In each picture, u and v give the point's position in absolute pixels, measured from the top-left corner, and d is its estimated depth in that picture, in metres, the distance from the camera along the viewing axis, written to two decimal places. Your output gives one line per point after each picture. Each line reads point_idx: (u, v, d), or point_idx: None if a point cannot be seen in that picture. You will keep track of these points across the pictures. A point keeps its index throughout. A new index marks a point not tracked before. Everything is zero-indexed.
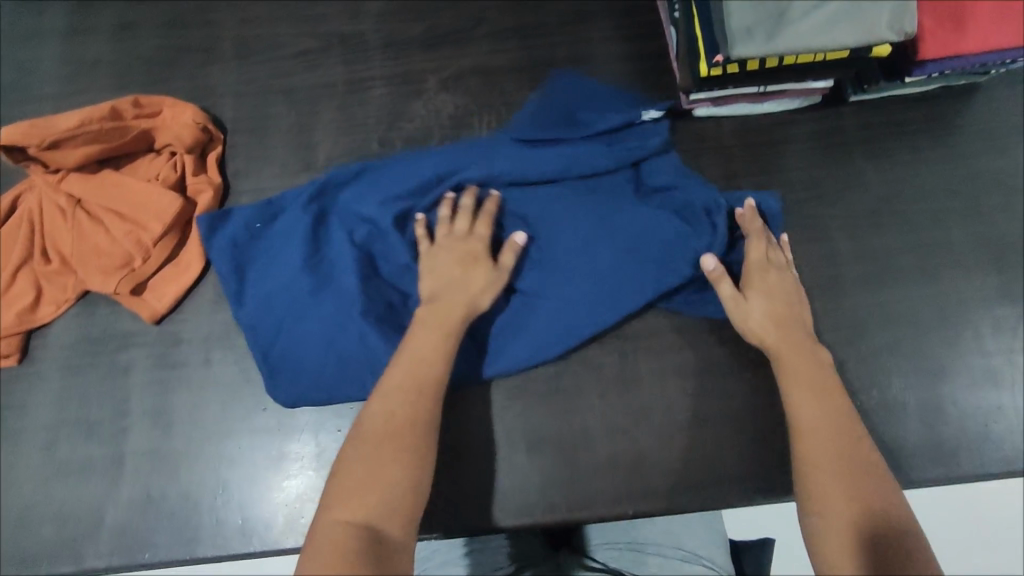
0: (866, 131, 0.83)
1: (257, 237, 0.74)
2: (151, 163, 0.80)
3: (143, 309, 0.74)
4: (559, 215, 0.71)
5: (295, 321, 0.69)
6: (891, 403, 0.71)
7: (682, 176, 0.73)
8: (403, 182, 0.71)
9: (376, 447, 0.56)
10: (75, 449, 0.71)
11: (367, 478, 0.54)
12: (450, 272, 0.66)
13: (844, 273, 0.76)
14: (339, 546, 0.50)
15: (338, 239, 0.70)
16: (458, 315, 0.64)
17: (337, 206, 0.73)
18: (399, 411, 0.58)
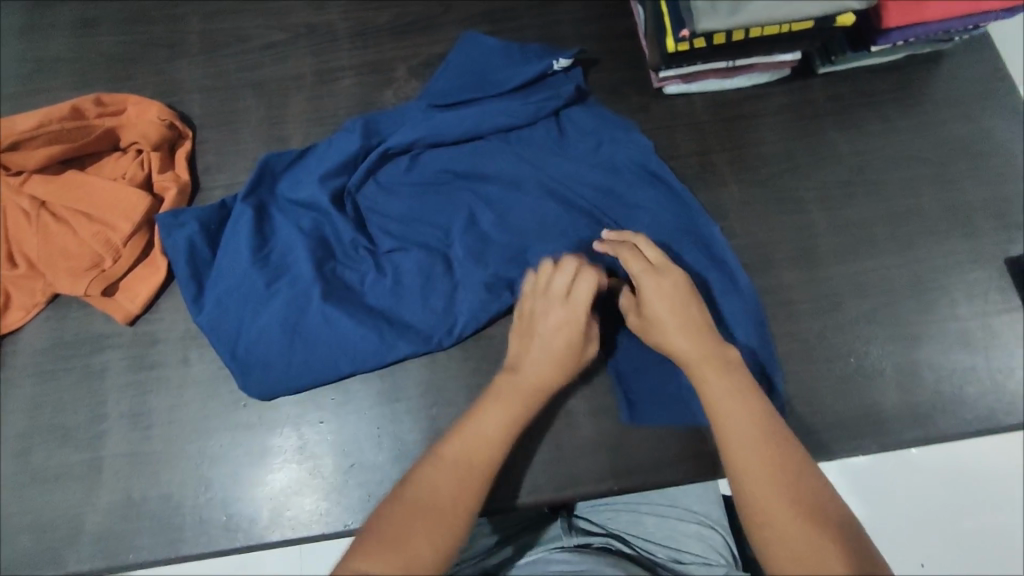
0: (836, 102, 0.83)
1: (212, 238, 0.73)
2: (117, 162, 0.78)
3: (116, 311, 0.73)
4: (496, 181, 0.74)
5: (256, 312, 0.69)
6: (870, 369, 0.72)
7: (603, 127, 0.76)
8: (332, 162, 0.74)
9: (416, 507, 0.53)
10: (52, 454, 0.69)
11: (399, 540, 0.51)
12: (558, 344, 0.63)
13: (820, 244, 0.77)
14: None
15: (286, 226, 0.72)
16: (534, 396, 0.61)
17: (276, 195, 0.75)
18: (455, 488, 0.54)
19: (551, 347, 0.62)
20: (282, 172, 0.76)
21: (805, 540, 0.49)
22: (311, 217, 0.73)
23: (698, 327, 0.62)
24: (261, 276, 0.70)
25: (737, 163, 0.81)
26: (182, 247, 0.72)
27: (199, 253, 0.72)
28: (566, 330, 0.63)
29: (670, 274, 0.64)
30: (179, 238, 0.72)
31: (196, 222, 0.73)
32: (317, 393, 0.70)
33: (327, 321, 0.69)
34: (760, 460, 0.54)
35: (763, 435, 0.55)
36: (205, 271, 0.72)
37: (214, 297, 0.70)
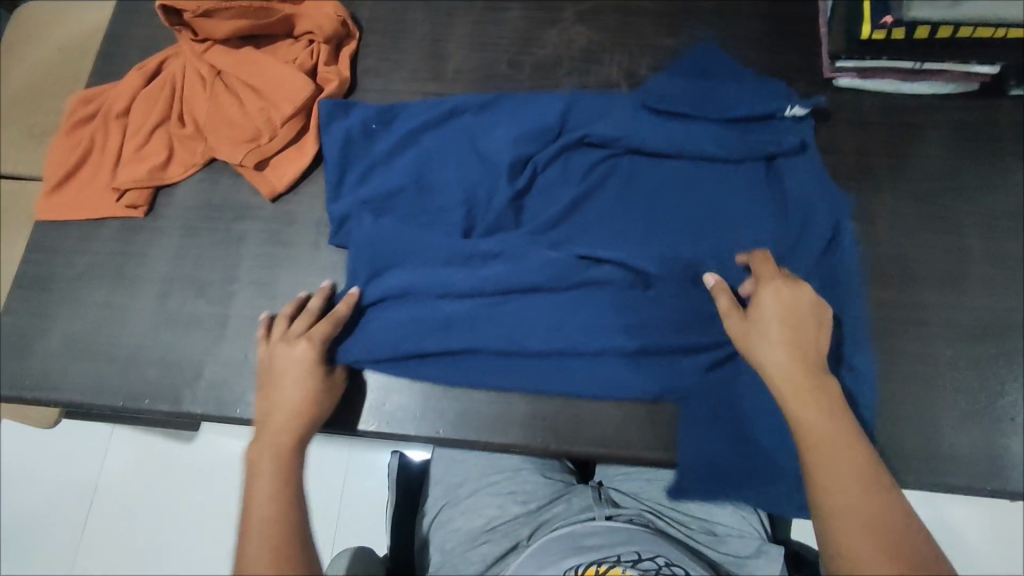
0: (1022, 129, 0.77)
1: (371, 138, 0.78)
2: (289, 49, 0.81)
3: (263, 185, 0.77)
4: (648, 170, 0.75)
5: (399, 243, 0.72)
6: (1000, 411, 0.67)
7: (815, 173, 0.75)
8: (527, 127, 0.76)
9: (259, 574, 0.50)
10: (185, 303, 0.74)
11: None
12: (302, 381, 0.63)
13: (972, 272, 0.72)
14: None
15: (450, 170, 0.76)
16: (295, 441, 0.59)
17: (456, 130, 0.78)
18: (278, 540, 0.52)
19: (297, 376, 0.63)
20: (470, 113, 0.79)
21: (876, 546, 0.49)
22: (478, 166, 0.76)
23: (801, 355, 0.59)
24: (377, 203, 0.75)
25: (895, 172, 0.77)
26: (343, 126, 0.77)
27: (355, 140, 0.77)
28: (305, 365, 0.64)
29: (793, 288, 0.62)
30: (344, 126, 0.77)
31: (369, 115, 0.78)
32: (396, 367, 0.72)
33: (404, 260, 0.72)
34: (840, 459, 0.53)
35: (841, 436, 0.55)
36: (349, 161, 0.77)
37: (349, 194, 0.76)
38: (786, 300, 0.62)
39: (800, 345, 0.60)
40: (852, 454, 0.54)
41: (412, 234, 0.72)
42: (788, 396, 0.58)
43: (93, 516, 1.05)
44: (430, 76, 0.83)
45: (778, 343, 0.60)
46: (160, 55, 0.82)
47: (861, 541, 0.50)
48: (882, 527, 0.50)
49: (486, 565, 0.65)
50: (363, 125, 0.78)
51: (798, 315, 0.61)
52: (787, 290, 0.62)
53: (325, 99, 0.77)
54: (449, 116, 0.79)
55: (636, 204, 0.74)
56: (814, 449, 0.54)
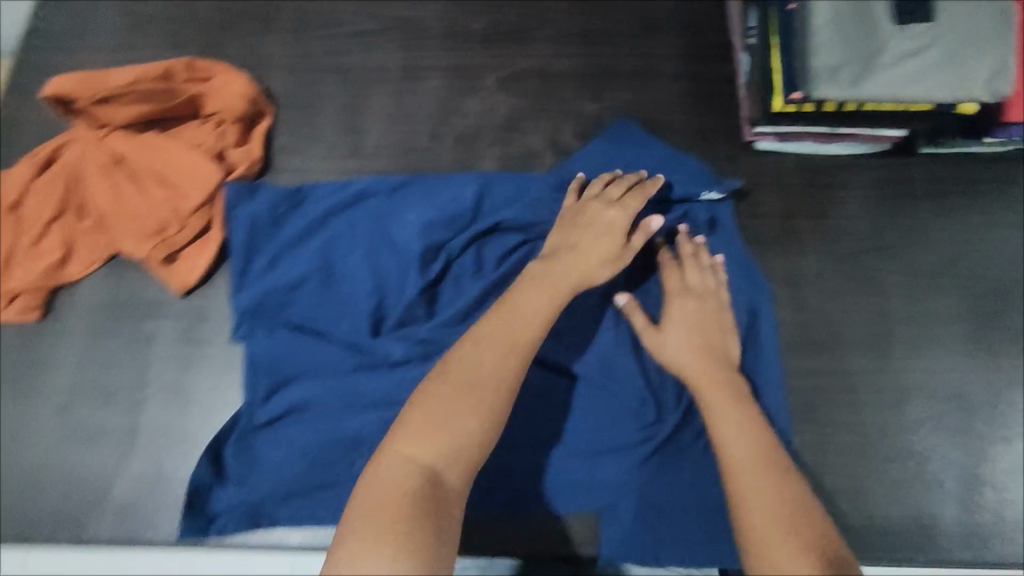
0: (935, 185, 0.79)
1: (278, 223, 0.75)
2: (196, 130, 0.77)
3: (173, 280, 0.73)
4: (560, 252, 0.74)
5: (305, 345, 0.70)
6: (930, 478, 0.68)
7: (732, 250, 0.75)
8: (439, 212, 0.75)
9: (445, 409, 0.53)
10: (90, 413, 0.69)
11: (434, 424, 0.52)
12: (591, 252, 0.66)
13: (896, 333, 0.73)
14: (401, 481, 0.49)
15: (356, 259, 0.73)
16: (536, 331, 0.60)
17: (366, 216, 0.75)
18: (488, 407, 0.54)
19: (610, 227, 0.68)
20: (378, 197, 0.76)
21: (774, 518, 0.51)
22: (388, 257, 0.74)
23: (717, 371, 0.64)
24: (281, 300, 0.72)
25: (820, 232, 0.77)
26: (245, 218, 0.73)
27: (260, 228, 0.74)
28: (615, 230, 0.68)
29: (696, 297, 0.69)
30: (245, 213, 0.74)
31: (274, 198, 0.75)
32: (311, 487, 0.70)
33: (311, 362, 0.69)
34: (745, 443, 0.57)
35: (751, 430, 0.58)
36: (251, 251, 0.73)
37: (250, 286, 0.72)
38: (695, 322, 0.67)
39: (715, 369, 0.64)
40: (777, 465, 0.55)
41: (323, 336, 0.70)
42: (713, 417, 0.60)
43: None
44: (348, 153, 0.81)
45: (692, 356, 0.65)
46: (54, 141, 0.75)
47: (773, 543, 0.49)
48: (783, 502, 0.52)
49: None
50: (266, 212, 0.74)
51: (703, 318, 0.68)
52: (694, 308, 0.68)
53: (228, 183, 0.74)
54: (358, 199, 0.76)
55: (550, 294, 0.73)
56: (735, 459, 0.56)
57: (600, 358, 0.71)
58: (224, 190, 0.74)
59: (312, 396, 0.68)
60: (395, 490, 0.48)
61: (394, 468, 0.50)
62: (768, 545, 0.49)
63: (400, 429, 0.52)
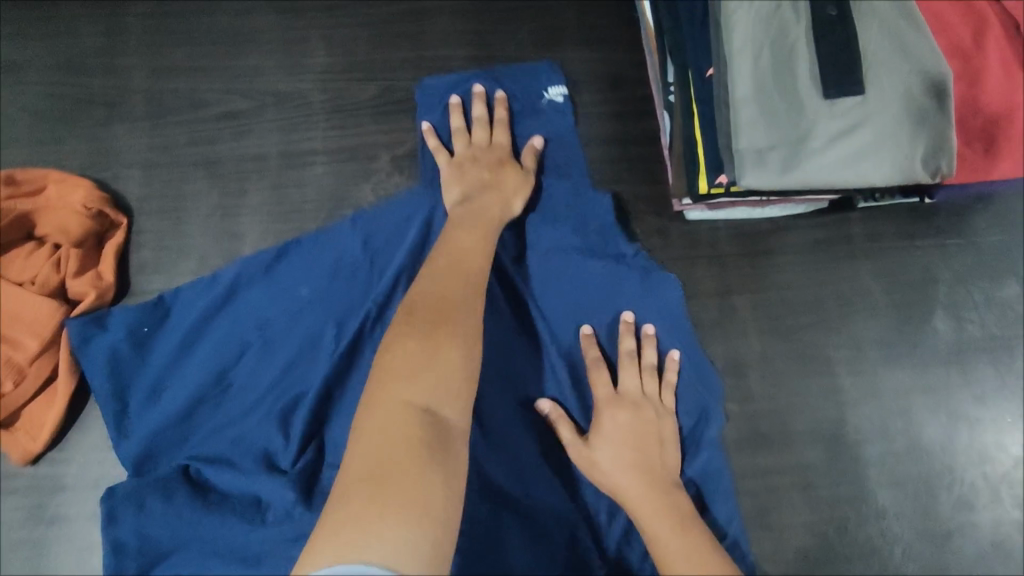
0: (875, 243, 0.74)
1: (144, 345, 0.62)
2: (27, 261, 0.64)
3: (13, 449, 0.60)
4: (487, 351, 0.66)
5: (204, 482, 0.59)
6: (894, 574, 0.64)
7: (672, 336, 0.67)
8: (339, 292, 0.65)
9: (419, 357, 0.49)
10: None
11: (415, 363, 0.49)
12: (479, 175, 0.67)
13: (849, 416, 0.68)
14: (389, 435, 0.44)
15: (249, 360, 0.63)
16: (478, 260, 0.60)
17: (251, 307, 0.64)
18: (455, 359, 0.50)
19: (496, 150, 0.69)
20: (256, 285, 0.65)
21: None
22: (280, 357, 0.63)
23: (654, 488, 0.57)
24: (165, 449, 0.60)
25: (762, 309, 0.71)
26: (106, 353, 0.61)
27: (123, 359, 0.62)
28: (510, 166, 0.68)
29: (630, 406, 0.62)
30: (108, 350, 0.61)
31: (136, 318, 0.62)
32: None
33: (200, 523, 0.57)
34: (695, 567, 0.50)
35: (696, 547, 0.52)
36: (124, 392, 0.61)
37: (130, 430, 0.61)
38: (626, 439, 0.60)
39: (655, 491, 0.57)
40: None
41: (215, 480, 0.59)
42: (652, 537, 0.54)
43: None
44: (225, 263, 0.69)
45: (622, 472, 0.59)
46: None
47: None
48: None
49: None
50: (131, 343, 0.62)
51: (640, 430, 0.61)
52: (628, 423, 0.61)
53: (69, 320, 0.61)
54: (238, 287, 0.64)
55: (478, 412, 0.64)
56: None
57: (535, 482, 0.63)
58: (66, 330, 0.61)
59: (205, 564, 0.55)
60: (380, 459, 0.42)
61: (374, 439, 0.44)
62: None
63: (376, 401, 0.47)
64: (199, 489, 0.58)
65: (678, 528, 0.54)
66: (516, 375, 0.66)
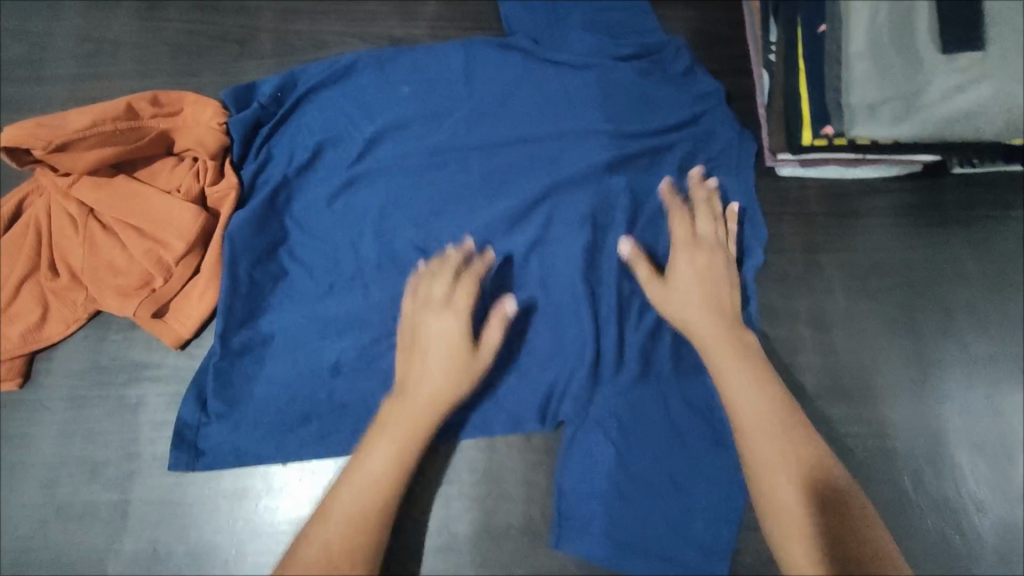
0: (966, 211, 0.75)
1: (281, 112, 0.76)
2: (172, 172, 0.70)
3: (166, 334, 0.68)
4: (566, 148, 0.75)
5: (313, 220, 0.73)
6: (966, 523, 0.66)
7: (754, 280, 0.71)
8: (431, 79, 0.77)
9: (370, 477, 0.60)
10: (77, 490, 0.64)
11: (360, 495, 0.59)
12: (444, 339, 0.65)
13: (933, 374, 0.70)
14: (365, 510, 0.58)
15: (355, 137, 0.75)
16: (424, 418, 0.62)
17: (363, 89, 0.77)
18: (448, 392, 0.63)
19: (445, 343, 0.65)
20: (371, 69, 0.77)
21: (803, 551, 0.51)
22: (375, 122, 0.75)
23: (722, 326, 0.65)
24: (288, 314, 0.70)
25: (850, 268, 0.73)
26: (250, 112, 0.73)
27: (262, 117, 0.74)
28: (453, 338, 0.65)
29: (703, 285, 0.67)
30: (235, 240, 0.68)
31: (272, 85, 0.75)
32: None
33: (323, 234, 0.73)
34: (765, 428, 0.59)
35: (764, 398, 0.61)
36: (251, 143, 0.74)
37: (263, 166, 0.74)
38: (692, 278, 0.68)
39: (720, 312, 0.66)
40: (789, 440, 0.58)
41: (344, 229, 0.73)
42: (725, 383, 0.63)
43: None
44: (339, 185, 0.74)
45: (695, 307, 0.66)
46: (16, 194, 0.70)
47: (788, 507, 0.54)
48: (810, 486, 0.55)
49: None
50: (256, 237, 0.70)
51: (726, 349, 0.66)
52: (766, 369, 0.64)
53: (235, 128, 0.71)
54: (355, 72, 0.77)
55: (566, 309, 0.71)
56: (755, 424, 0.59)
57: (624, 398, 0.70)
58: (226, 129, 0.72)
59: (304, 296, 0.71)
60: (366, 493, 0.59)
61: (371, 462, 0.60)
62: (786, 523, 0.54)
63: (354, 468, 0.60)
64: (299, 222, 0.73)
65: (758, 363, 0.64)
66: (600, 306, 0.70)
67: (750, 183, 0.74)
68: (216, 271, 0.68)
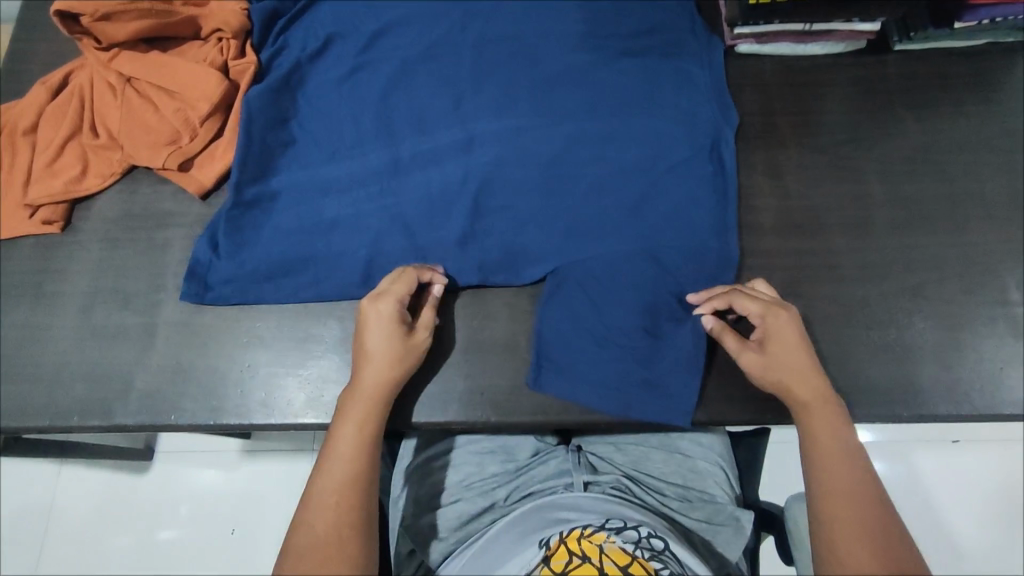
0: (908, 81, 0.82)
1: (300, 10, 0.84)
2: (200, 49, 0.80)
3: (189, 184, 0.76)
4: (552, 36, 0.82)
5: (320, 97, 0.80)
6: (910, 339, 0.71)
7: (722, 136, 0.78)
8: None
9: (349, 444, 0.61)
10: (110, 316, 0.73)
11: (339, 459, 0.60)
12: (378, 363, 0.65)
13: (877, 214, 0.76)
14: (346, 467, 0.60)
15: (364, 27, 0.83)
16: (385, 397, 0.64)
17: None
18: (392, 350, 0.65)
19: (384, 329, 0.65)
20: None
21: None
22: (382, 16, 0.84)
23: (805, 354, 0.65)
24: (295, 171, 0.77)
25: (801, 128, 0.81)
26: (270, 2, 0.82)
27: (282, 11, 0.83)
28: (388, 358, 0.65)
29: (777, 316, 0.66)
30: (252, 105, 0.76)
31: None
32: (347, 336, 0.72)
33: (330, 110, 0.80)
34: (840, 456, 0.60)
35: (847, 450, 0.60)
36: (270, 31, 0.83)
37: (278, 55, 0.82)
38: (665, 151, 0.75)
39: (798, 333, 0.66)
40: (867, 477, 0.59)
41: (348, 104, 0.80)
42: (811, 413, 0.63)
43: (50, 540, 1.11)
44: (344, 65, 0.82)
45: (786, 335, 0.65)
46: (65, 69, 0.79)
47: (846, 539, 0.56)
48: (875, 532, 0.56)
49: (460, 522, 0.74)
50: (269, 106, 0.77)
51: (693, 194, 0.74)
52: (787, 330, 0.65)
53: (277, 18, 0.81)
54: None
55: (549, 165, 0.76)
56: (824, 453, 0.60)
57: (600, 234, 0.73)
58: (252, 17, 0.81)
59: (311, 161, 0.77)
60: (344, 464, 0.60)
61: (340, 444, 0.61)
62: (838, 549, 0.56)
63: (326, 453, 0.61)
64: (307, 99, 0.80)
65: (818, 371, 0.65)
66: (576, 160, 0.76)
67: (713, 57, 0.82)
68: (235, 132, 0.77)
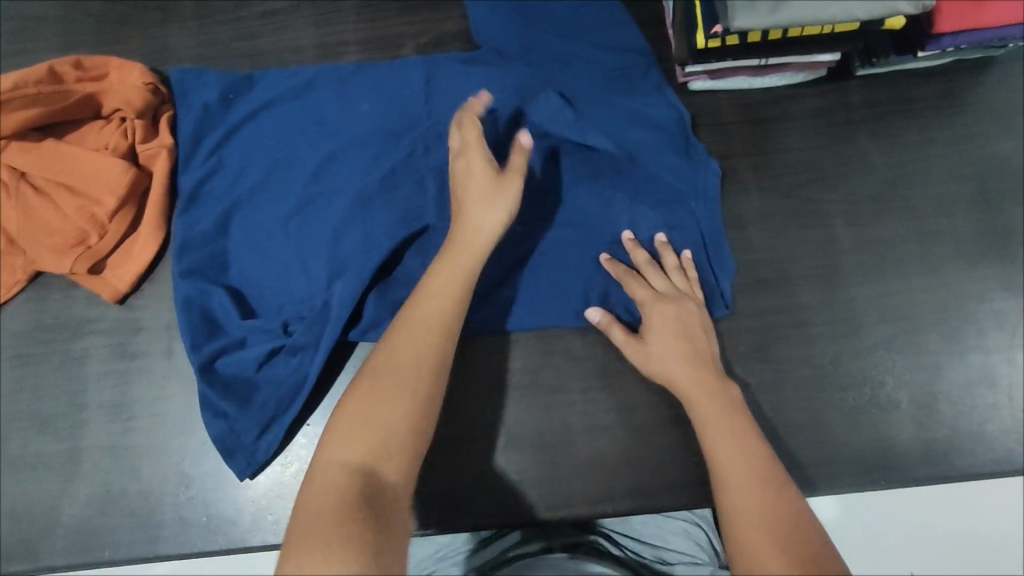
0: (873, 108, 0.77)
1: (228, 108, 0.74)
2: (101, 132, 0.72)
3: (103, 289, 0.69)
4: (501, 93, 0.73)
5: (249, 213, 0.70)
6: (885, 401, 0.68)
7: (686, 198, 0.71)
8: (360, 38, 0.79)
9: (411, 342, 0.54)
10: (29, 443, 0.67)
11: (410, 347, 0.54)
12: (466, 207, 0.62)
13: (846, 263, 0.72)
14: (410, 361, 0.53)
15: (296, 131, 0.73)
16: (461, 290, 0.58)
17: (318, 90, 0.75)
18: (475, 249, 0.60)
19: (478, 192, 0.63)
20: (331, 83, 0.75)
21: None
22: (320, 115, 0.73)
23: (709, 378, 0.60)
24: None
25: (762, 170, 0.75)
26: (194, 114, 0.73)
27: (211, 110, 0.73)
28: (483, 234, 0.61)
29: (673, 303, 0.65)
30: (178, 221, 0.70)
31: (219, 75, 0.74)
32: (289, 449, 0.67)
33: (260, 235, 0.70)
34: (749, 492, 0.51)
35: (753, 475, 0.52)
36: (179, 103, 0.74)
37: (199, 166, 0.72)
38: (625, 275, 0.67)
39: (682, 321, 0.64)
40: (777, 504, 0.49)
41: (280, 226, 0.69)
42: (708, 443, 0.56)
43: None
44: (258, 142, 0.73)
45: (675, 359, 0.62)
46: None
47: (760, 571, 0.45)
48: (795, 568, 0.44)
49: None
50: (189, 207, 0.71)
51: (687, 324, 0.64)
52: (673, 316, 0.64)
53: (191, 116, 0.73)
54: (313, 75, 0.75)
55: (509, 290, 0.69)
56: (739, 518, 0.49)
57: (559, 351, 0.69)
58: (184, 123, 0.73)
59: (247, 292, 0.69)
60: (413, 348, 0.54)
61: (399, 340, 0.54)
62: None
63: (386, 343, 0.55)
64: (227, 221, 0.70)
65: (720, 411, 0.58)
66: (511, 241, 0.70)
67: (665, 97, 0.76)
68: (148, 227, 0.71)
